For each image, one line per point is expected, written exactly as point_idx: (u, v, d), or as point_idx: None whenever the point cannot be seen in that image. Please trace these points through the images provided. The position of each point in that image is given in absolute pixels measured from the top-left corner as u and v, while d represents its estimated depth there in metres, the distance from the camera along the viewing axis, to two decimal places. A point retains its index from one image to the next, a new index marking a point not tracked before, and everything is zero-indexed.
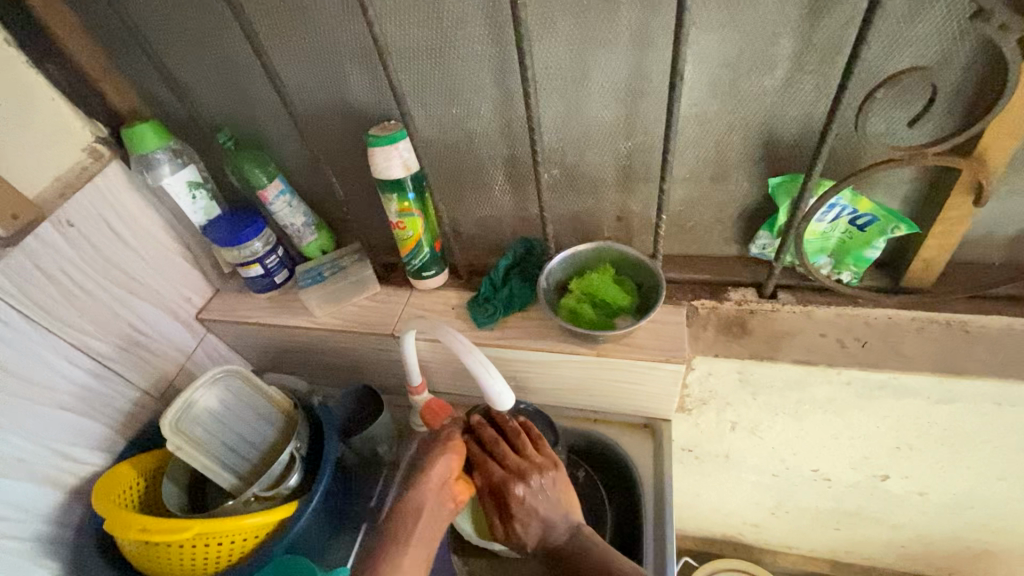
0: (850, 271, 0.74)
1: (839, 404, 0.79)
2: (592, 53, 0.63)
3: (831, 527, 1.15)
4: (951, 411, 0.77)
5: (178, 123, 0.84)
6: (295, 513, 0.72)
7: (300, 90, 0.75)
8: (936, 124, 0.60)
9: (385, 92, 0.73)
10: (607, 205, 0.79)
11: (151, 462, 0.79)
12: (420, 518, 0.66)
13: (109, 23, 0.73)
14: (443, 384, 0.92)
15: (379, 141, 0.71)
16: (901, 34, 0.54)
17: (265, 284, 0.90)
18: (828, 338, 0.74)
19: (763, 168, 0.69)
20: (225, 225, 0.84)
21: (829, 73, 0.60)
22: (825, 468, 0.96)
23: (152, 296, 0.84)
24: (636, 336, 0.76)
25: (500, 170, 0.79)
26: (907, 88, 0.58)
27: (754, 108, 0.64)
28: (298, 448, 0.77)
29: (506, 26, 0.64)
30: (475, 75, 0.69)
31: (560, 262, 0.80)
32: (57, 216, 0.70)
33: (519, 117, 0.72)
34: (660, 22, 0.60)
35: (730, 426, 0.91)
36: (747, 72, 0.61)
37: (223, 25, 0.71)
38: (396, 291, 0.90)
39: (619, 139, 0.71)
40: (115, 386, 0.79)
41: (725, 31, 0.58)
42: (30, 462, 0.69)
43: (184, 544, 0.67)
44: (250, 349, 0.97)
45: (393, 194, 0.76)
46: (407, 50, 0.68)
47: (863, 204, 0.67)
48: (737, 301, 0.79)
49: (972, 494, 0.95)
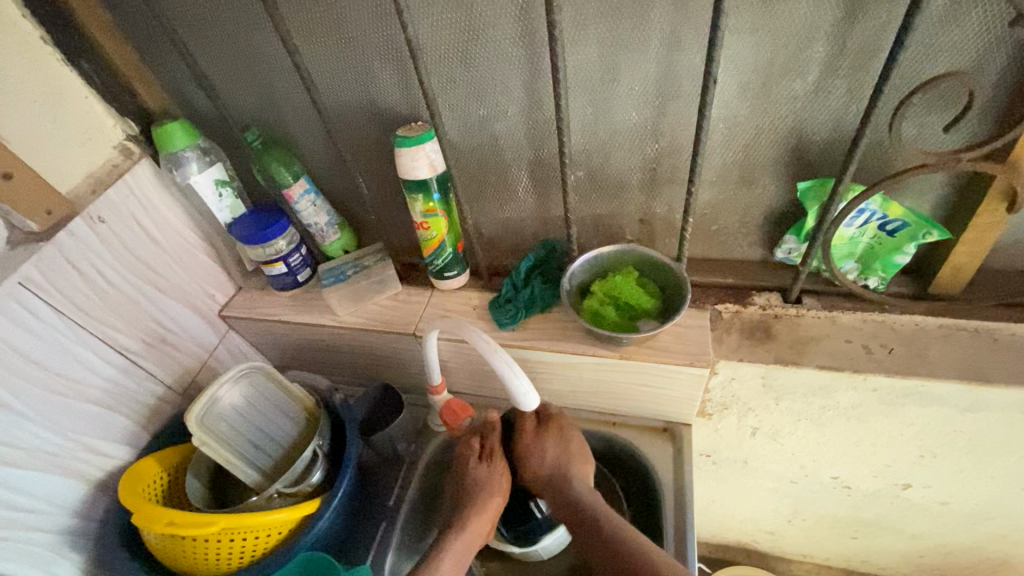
0: (877, 277, 0.74)
1: (863, 411, 0.79)
2: (623, 55, 0.64)
3: (848, 536, 1.14)
4: (978, 420, 0.76)
5: (206, 122, 0.85)
6: (317, 511, 0.72)
7: (329, 90, 0.76)
8: (970, 130, 0.59)
9: (413, 93, 0.74)
10: (631, 207, 0.80)
11: (174, 457, 0.80)
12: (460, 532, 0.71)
13: (143, 23, 0.74)
14: (463, 385, 0.92)
15: (406, 142, 0.72)
16: (937, 39, 0.54)
17: (288, 282, 0.91)
18: (853, 344, 0.74)
19: (790, 172, 0.69)
20: (251, 222, 0.85)
21: (862, 78, 0.59)
22: (846, 476, 0.95)
23: (177, 292, 0.85)
24: (659, 339, 0.76)
25: (525, 171, 0.79)
26: (942, 94, 0.57)
27: (783, 113, 0.64)
28: (321, 445, 0.78)
29: (537, 29, 0.64)
30: (504, 77, 0.69)
31: (583, 263, 0.80)
32: (89, 212, 0.72)
33: (546, 119, 0.72)
34: (692, 25, 0.60)
35: (750, 431, 0.90)
36: (779, 76, 0.61)
37: (255, 25, 0.71)
38: (417, 291, 0.90)
39: (646, 142, 0.71)
40: (141, 381, 0.80)
41: (758, 34, 0.58)
42: (59, 455, 0.70)
43: (209, 538, 0.68)
44: (271, 347, 0.98)
45: (418, 195, 0.76)
46: (437, 51, 0.68)
47: (894, 209, 0.67)
48: (762, 306, 0.79)
49: (995, 504, 0.94)
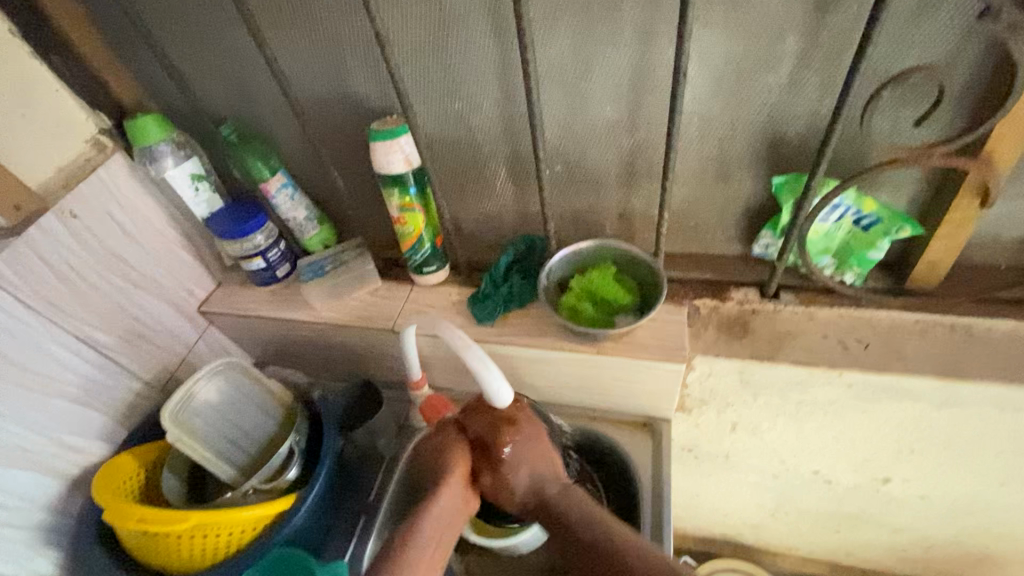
0: (852, 273, 0.73)
1: (840, 405, 0.79)
2: (595, 48, 0.63)
3: (832, 530, 1.15)
4: (955, 415, 0.76)
5: (181, 115, 0.84)
6: (293, 507, 0.73)
7: (302, 83, 0.75)
8: (944, 124, 0.59)
9: (387, 86, 0.73)
10: (608, 202, 0.79)
11: (151, 453, 0.80)
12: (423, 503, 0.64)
13: (113, 15, 0.73)
14: (443, 380, 0.92)
15: (380, 136, 0.71)
16: (907, 32, 0.53)
17: (267, 278, 0.90)
18: (829, 339, 0.73)
19: (766, 167, 0.69)
20: (229, 217, 0.84)
21: (834, 71, 0.59)
22: (826, 471, 0.95)
23: (154, 288, 0.85)
24: (637, 335, 0.76)
25: (502, 166, 0.78)
26: (914, 87, 0.57)
27: (757, 107, 0.63)
28: (298, 441, 0.78)
29: (508, 21, 0.63)
30: (477, 71, 0.68)
31: (560, 259, 0.79)
32: (60, 207, 0.71)
33: (521, 113, 0.72)
34: (664, 18, 0.60)
35: (730, 426, 0.90)
36: (751, 70, 0.60)
37: (226, 16, 0.70)
38: (396, 287, 0.90)
39: (622, 137, 0.71)
40: (117, 377, 0.79)
41: (730, 26, 0.58)
42: (32, 451, 0.69)
43: (182, 535, 0.67)
44: (251, 343, 0.97)
45: (394, 189, 0.76)
46: (409, 45, 0.67)
47: (868, 204, 0.66)
48: (739, 301, 0.78)
49: (974, 498, 0.94)
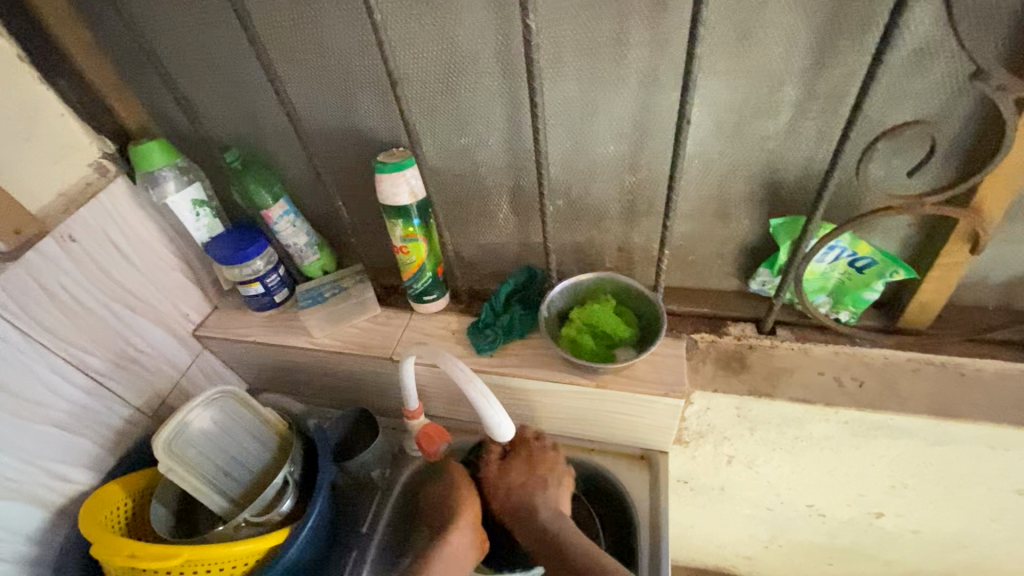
0: (847, 311, 0.75)
1: (835, 441, 0.80)
2: (601, 90, 0.65)
3: (824, 562, 1.15)
4: (947, 452, 0.77)
5: (186, 141, 0.84)
6: (285, 541, 0.71)
7: (310, 113, 0.76)
8: (935, 173, 0.61)
9: (395, 120, 0.74)
10: (609, 236, 0.80)
11: (140, 483, 0.78)
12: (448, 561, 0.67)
13: (125, 44, 0.74)
14: (440, 409, 0.92)
15: (386, 167, 0.72)
16: (902, 87, 0.56)
17: (265, 302, 0.89)
18: (825, 376, 0.75)
19: (764, 208, 0.71)
20: (229, 242, 0.84)
21: (831, 121, 0.61)
22: (820, 504, 0.96)
23: (150, 312, 0.84)
24: (637, 368, 0.76)
25: (506, 199, 0.80)
26: (909, 139, 0.59)
27: (756, 150, 0.65)
28: (292, 472, 0.77)
29: (517, 61, 0.65)
30: (485, 108, 0.70)
31: (561, 290, 0.80)
32: (60, 231, 0.70)
33: (526, 148, 0.73)
34: (668, 66, 0.62)
35: (726, 459, 0.90)
36: (751, 117, 0.62)
37: (237, 48, 0.72)
38: (396, 314, 0.90)
39: (624, 175, 0.73)
40: (108, 403, 0.78)
41: (732, 76, 0.60)
42: (18, 481, 0.68)
43: (172, 571, 0.66)
44: (246, 367, 0.96)
45: (398, 219, 0.76)
46: (418, 81, 0.69)
47: (863, 247, 0.68)
48: (736, 336, 0.80)
49: (964, 534, 0.95)
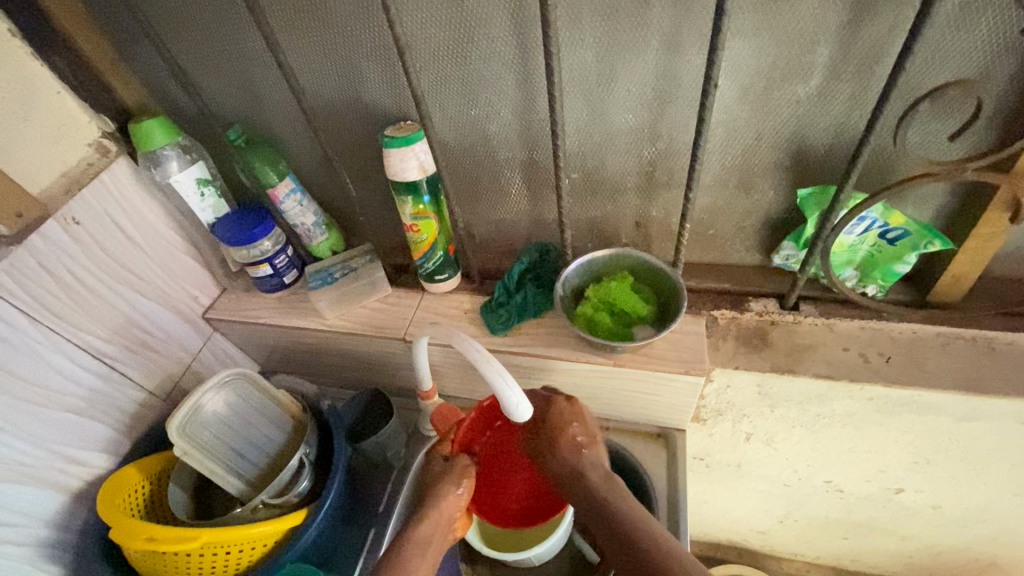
0: (876, 285, 0.73)
1: (858, 418, 0.78)
2: (619, 56, 0.61)
3: (839, 536, 1.14)
4: (973, 428, 0.75)
5: (187, 118, 0.82)
6: (305, 522, 0.71)
7: (314, 87, 0.73)
8: (976, 139, 0.58)
9: (402, 92, 0.71)
10: (626, 211, 0.78)
11: (157, 465, 0.78)
12: (426, 551, 0.64)
13: (121, 16, 0.71)
14: (453, 388, 0.91)
15: (395, 142, 0.69)
16: (946, 46, 0.53)
17: (274, 284, 0.88)
18: (850, 351, 0.72)
19: (791, 177, 0.68)
20: (235, 223, 0.82)
21: (866, 83, 0.58)
22: (839, 480, 0.95)
23: (159, 295, 0.82)
24: (655, 347, 0.74)
25: (518, 174, 0.77)
26: (950, 101, 0.56)
27: (784, 117, 0.62)
28: (308, 453, 0.76)
29: (531, 26, 0.61)
30: (497, 77, 0.67)
31: (576, 268, 0.78)
32: (63, 213, 0.68)
33: (539, 118, 0.70)
34: (692, 27, 0.58)
35: (744, 436, 0.89)
36: (780, 80, 0.59)
37: (236, 16, 0.68)
38: (407, 294, 0.88)
39: (643, 146, 0.69)
40: (121, 387, 0.77)
41: (761, 37, 0.56)
42: (35, 466, 0.67)
43: (191, 554, 0.66)
44: (257, 350, 0.95)
45: (408, 196, 0.74)
46: (427, 51, 0.65)
47: (896, 217, 0.65)
48: (758, 312, 0.77)
49: (986, 509, 0.94)
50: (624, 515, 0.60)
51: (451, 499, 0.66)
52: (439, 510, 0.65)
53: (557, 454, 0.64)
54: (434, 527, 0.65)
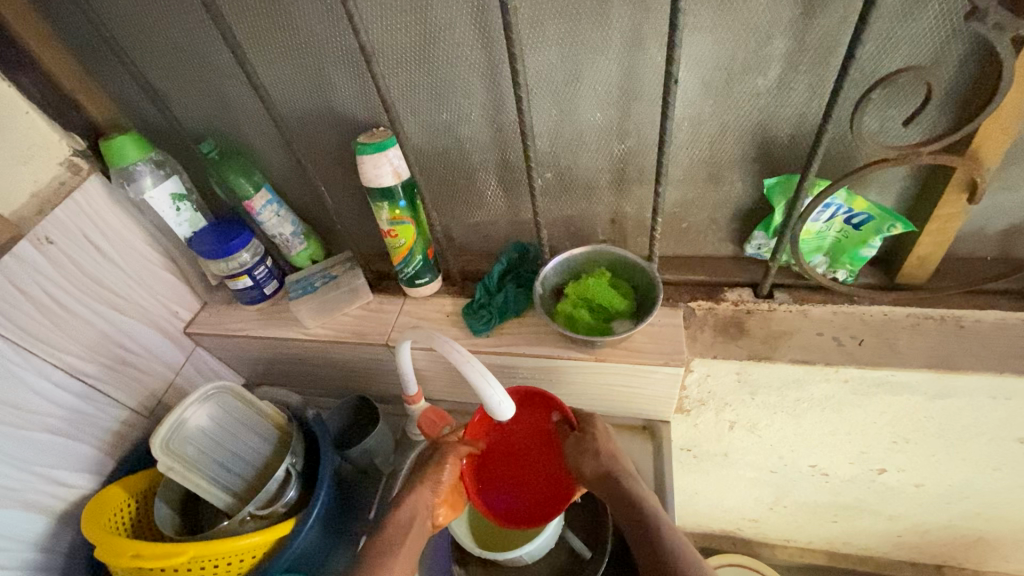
0: (845, 270, 0.75)
1: (837, 401, 0.79)
2: (583, 55, 0.62)
3: (829, 520, 1.16)
4: (948, 405, 0.77)
5: (161, 133, 0.82)
6: (292, 531, 0.71)
7: (285, 97, 0.73)
8: (929, 123, 0.60)
9: (372, 99, 0.72)
10: (600, 207, 0.79)
11: (142, 483, 0.78)
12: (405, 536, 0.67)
13: (88, 33, 0.72)
14: (439, 391, 0.91)
15: (367, 149, 0.69)
16: (894, 34, 0.54)
17: (255, 296, 0.88)
18: (823, 336, 0.74)
19: (757, 168, 0.69)
20: (212, 236, 0.82)
21: (822, 74, 0.59)
22: (824, 464, 0.96)
23: (138, 311, 0.82)
24: (634, 340, 0.75)
25: (492, 175, 0.78)
26: (901, 88, 0.58)
27: (747, 109, 0.63)
28: (294, 463, 0.76)
29: (496, 28, 0.62)
30: (465, 80, 0.67)
31: (555, 267, 0.78)
32: (36, 233, 0.68)
33: (509, 120, 0.71)
34: (652, 24, 0.59)
35: (729, 425, 0.90)
36: (741, 73, 0.60)
37: (202, 29, 0.68)
38: (389, 299, 0.88)
39: (612, 143, 0.71)
40: (103, 406, 0.77)
41: (719, 32, 0.58)
42: (18, 489, 0.67)
43: (178, 568, 0.66)
44: (241, 362, 0.95)
45: (383, 203, 0.74)
46: (394, 57, 0.66)
47: (858, 203, 0.67)
48: (734, 302, 0.79)
49: (967, 485, 0.96)
50: (650, 521, 0.64)
51: (432, 486, 0.69)
52: (421, 496, 0.68)
53: (585, 457, 0.69)
54: (414, 512, 0.68)
